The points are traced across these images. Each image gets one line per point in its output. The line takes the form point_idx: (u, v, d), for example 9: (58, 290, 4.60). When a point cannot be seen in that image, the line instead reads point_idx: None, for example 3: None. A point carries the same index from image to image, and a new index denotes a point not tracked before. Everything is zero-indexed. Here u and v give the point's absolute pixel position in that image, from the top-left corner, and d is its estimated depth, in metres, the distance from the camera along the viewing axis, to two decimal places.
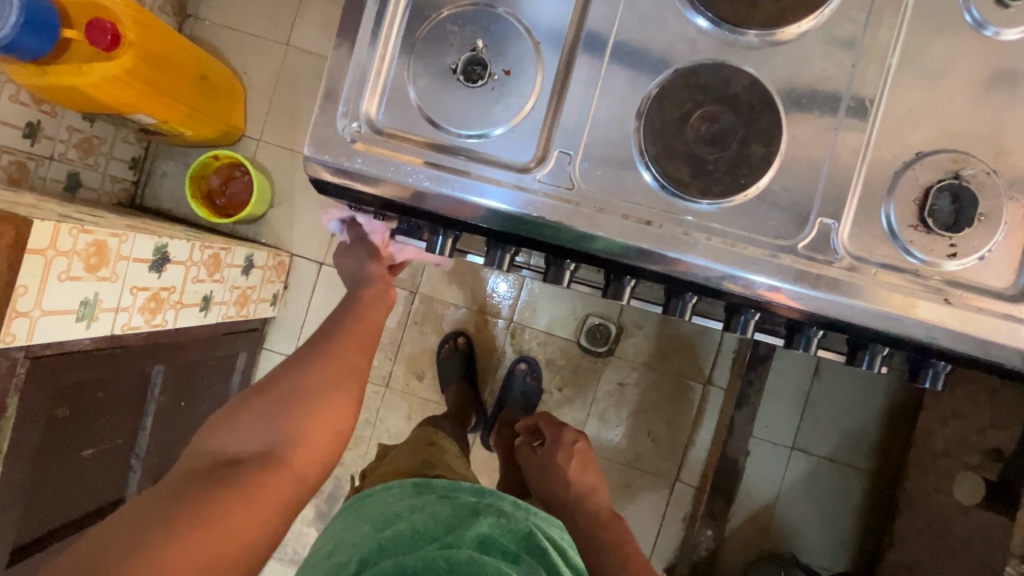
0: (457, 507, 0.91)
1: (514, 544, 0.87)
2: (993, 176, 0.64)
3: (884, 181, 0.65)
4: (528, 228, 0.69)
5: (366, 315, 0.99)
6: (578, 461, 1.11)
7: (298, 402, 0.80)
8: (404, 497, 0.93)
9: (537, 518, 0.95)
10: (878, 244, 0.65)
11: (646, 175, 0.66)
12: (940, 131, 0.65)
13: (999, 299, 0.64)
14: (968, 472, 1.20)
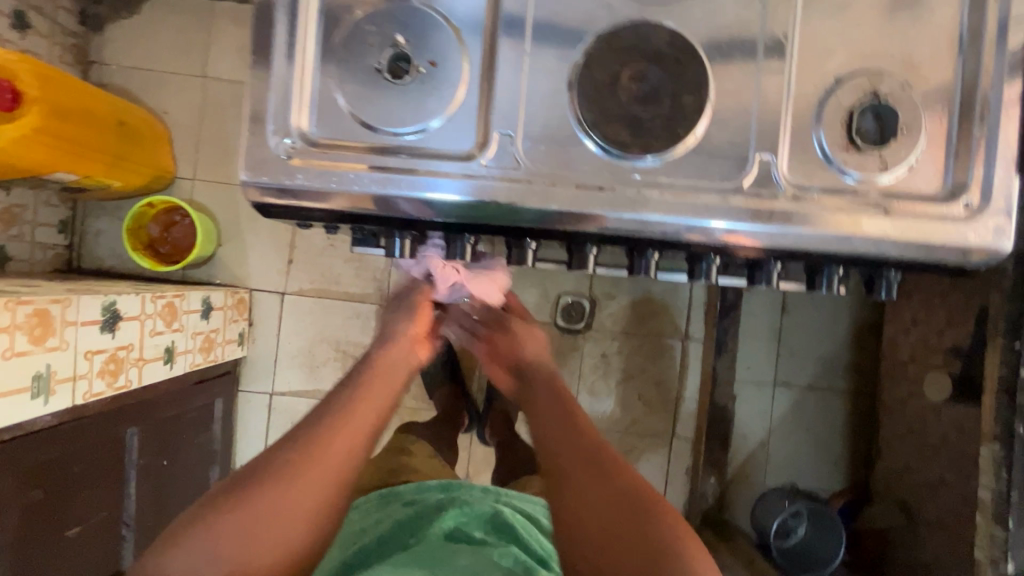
0: (420, 508, 0.97)
1: (481, 526, 0.93)
2: (908, 89, 0.68)
3: (811, 111, 0.68)
4: (487, 216, 0.69)
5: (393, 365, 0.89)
6: (509, 342, 0.97)
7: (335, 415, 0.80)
8: (371, 512, 1.00)
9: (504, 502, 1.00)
10: (817, 171, 0.68)
11: (588, 143, 0.67)
12: (853, 56, 0.68)
13: (933, 202, 0.68)
14: (936, 371, 1.28)
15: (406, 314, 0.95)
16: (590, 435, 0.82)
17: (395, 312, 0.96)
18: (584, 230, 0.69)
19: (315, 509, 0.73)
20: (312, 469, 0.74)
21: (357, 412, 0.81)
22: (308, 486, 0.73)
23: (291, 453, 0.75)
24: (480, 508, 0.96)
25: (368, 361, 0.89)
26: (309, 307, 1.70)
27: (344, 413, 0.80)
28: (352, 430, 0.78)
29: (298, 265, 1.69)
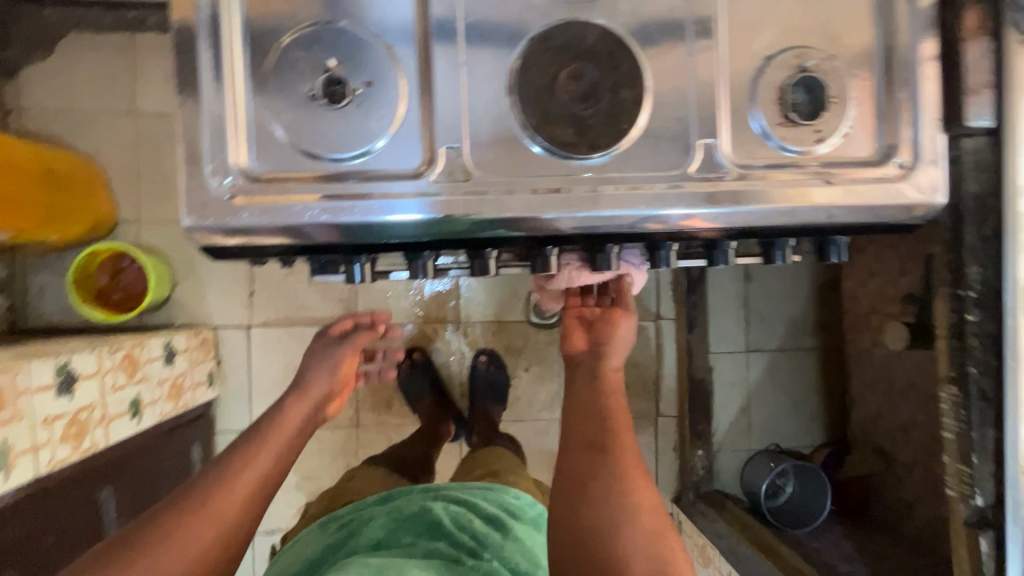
0: (354, 522, 1.12)
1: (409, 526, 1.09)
2: (833, 60, 0.70)
3: (745, 90, 0.70)
4: (450, 232, 0.68)
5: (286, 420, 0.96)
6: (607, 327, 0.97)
7: (233, 461, 0.87)
8: (315, 537, 1.13)
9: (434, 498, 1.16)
10: (758, 148, 0.70)
11: (534, 147, 0.67)
12: (779, 33, 0.70)
13: (869, 165, 0.71)
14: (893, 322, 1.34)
15: (320, 357, 1.08)
16: (618, 416, 0.88)
17: (319, 351, 1.09)
18: (545, 231, 0.69)
19: (197, 560, 0.78)
20: (195, 522, 0.80)
21: (250, 458, 0.87)
22: (196, 530, 0.79)
23: (174, 509, 0.80)
24: (409, 509, 1.12)
25: (271, 416, 0.96)
26: (278, 338, 1.66)
27: (238, 464, 0.86)
28: (241, 485, 0.84)
29: (260, 296, 1.65)
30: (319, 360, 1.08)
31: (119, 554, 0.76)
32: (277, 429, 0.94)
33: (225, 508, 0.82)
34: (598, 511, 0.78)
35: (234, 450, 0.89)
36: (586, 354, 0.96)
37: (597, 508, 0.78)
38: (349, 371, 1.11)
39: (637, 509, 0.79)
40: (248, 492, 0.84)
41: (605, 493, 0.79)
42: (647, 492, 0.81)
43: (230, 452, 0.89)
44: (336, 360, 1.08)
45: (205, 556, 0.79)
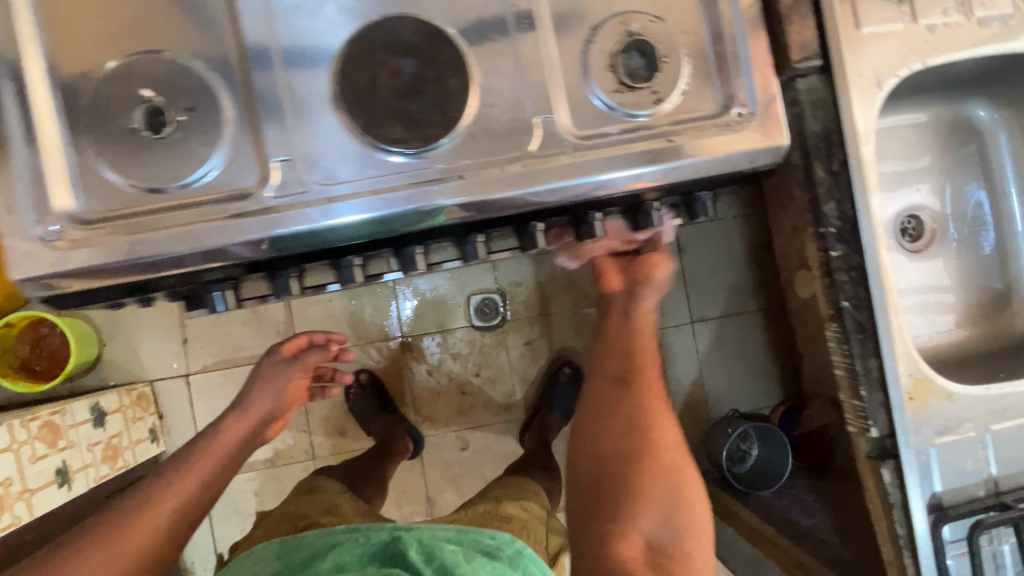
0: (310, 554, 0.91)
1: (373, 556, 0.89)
2: (657, 22, 0.70)
3: (575, 65, 0.70)
4: (388, 228, 0.67)
5: (225, 433, 0.92)
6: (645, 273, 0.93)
7: (165, 479, 0.82)
8: (264, 561, 0.94)
9: (409, 525, 0.95)
10: (601, 119, 0.70)
11: (394, 157, 0.66)
12: (599, 3, 0.70)
13: (712, 118, 0.71)
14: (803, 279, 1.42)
15: (268, 372, 1.02)
16: (646, 356, 0.93)
17: (274, 367, 1.03)
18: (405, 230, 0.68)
19: None
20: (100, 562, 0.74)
21: (182, 478, 0.83)
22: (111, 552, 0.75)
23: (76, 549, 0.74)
24: (378, 535, 0.92)
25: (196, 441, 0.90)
26: (219, 381, 1.62)
27: (149, 499, 0.80)
28: (154, 519, 0.78)
29: (194, 341, 1.61)
30: (274, 382, 1.02)
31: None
32: (201, 455, 0.87)
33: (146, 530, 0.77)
34: (619, 466, 0.84)
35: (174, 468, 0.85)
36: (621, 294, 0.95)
37: (625, 463, 0.84)
38: (296, 390, 1.06)
39: (654, 464, 0.84)
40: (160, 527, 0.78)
41: (631, 433, 0.86)
42: (670, 443, 0.87)
43: (166, 470, 0.85)
44: (284, 380, 1.02)
45: None
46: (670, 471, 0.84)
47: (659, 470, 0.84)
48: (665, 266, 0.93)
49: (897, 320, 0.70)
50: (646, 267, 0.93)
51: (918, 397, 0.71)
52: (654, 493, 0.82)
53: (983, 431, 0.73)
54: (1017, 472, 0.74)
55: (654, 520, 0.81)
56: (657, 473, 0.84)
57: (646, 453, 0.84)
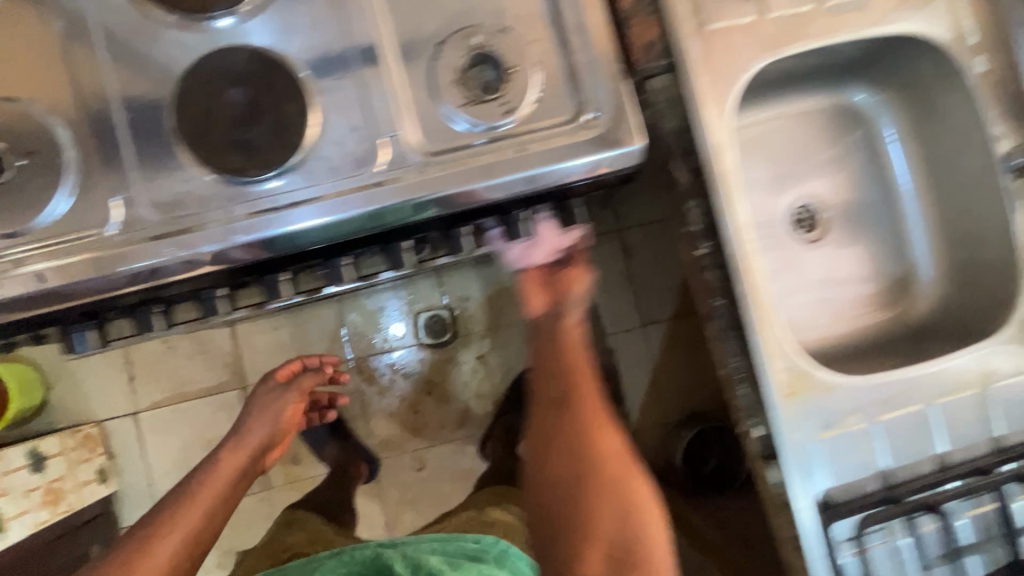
0: None
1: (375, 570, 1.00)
2: (501, 33, 0.70)
3: (424, 82, 0.70)
4: (340, 231, 0.68)
5: (218, 471, 0.94)
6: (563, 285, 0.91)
7: (167, 522, 0.86)
8: None
9: (392, 541, 1.06)
10: (454, 133, 0.70)
11: (273, 183, 0.66)
12: (441, 19, 0.71)
13: (565, 124, 0.70)
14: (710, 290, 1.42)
15: (263, 401, 1.08)
16: (580, 370, 0.93)
17: (270, 395, 1.09)
18: (269, 253, 0.67)
19: None
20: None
21: (181, 520, 0.86)
22: None
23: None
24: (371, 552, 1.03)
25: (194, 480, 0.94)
26: (169, 417, 1.62)
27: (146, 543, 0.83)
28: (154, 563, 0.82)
29: (141, 378, 1.61)
30: (271, 414, 1.07)
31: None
32: (195, 494, 0.90)
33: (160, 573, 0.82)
34: (571, 488, 0.89)
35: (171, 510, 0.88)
36: (546, 316, 0.93)
37: (579, 483, 0.89)
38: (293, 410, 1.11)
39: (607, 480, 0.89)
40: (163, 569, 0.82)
41: (580, 454, 0.90)
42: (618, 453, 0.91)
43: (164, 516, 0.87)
44: (286, 407, 1.10)
45: None
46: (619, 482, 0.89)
47: (612, 483, 0.89)
48: (584, 281, 0.91)
49: (769, 316, 0.69)
50: (564, 282, 0.90)
51: (799, 391, 0.69)
52: (608, 507, 0.88)
53: (870, 422, 0.71)
54: (910, 464, 0.72)
55: (611, 528, 0.88)
56: (608, 488, 0.88)
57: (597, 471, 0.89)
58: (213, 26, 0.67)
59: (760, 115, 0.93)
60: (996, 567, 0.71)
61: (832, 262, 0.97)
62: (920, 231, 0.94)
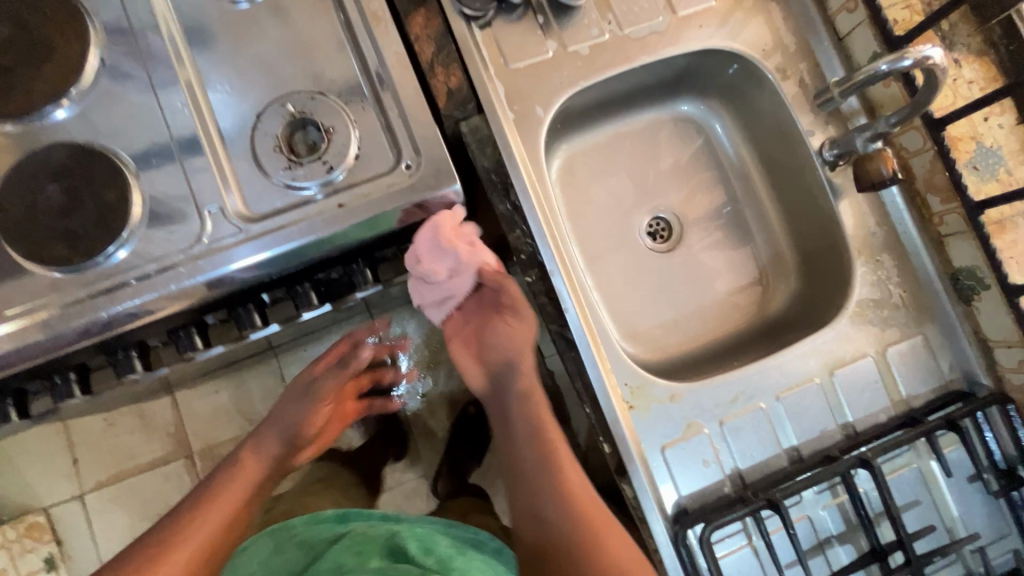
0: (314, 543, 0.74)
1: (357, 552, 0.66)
2: (315, 97, 0.74)
3: (246, 151, 0.74)
4: (290, 258, 0.72)
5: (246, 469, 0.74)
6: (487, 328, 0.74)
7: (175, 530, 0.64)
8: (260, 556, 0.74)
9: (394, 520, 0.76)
10: (279, 197, 0.73)
11: (120, 254, 0.69)
12: (259, 93, 0.75)
13: (384, 173, 0.73)
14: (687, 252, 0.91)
15: (285, 410, 0.81)
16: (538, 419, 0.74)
17: (283, 408, 0.81)
18: (104, 337, 0.69)
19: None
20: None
21: (193, 524, 0.65)
22: None
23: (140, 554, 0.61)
24: (380, 531, 0.71)
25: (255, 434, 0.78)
26: (113, 495, 1.26)
27: (216, 485, 0.71)
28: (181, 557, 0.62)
29: (85, 448, 1.26)
30: (283, 425, 0.79)
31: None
32: (246, 455, 0.75)
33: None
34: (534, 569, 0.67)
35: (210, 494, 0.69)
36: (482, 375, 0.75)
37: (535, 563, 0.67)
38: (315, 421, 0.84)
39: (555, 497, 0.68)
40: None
41: (525, 464, 0.71)
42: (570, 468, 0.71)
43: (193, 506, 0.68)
44: (301, 415, 0.81)
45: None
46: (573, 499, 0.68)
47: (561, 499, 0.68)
48: (508, 325, 0.73)
49: (595, 342, 0.72)
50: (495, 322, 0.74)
51: (638, 404, 0.71)
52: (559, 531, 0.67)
53: (712, 425, 0.72)
54: (760, 462, 0.73)
55: None
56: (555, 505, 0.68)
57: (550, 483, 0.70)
58: (49, 122, 0.72)
59: (574, 147, 0.90)
60: (860, 555, 0.71)
61: (684, 277, 0.90)
62: (768, 229, 0.91)
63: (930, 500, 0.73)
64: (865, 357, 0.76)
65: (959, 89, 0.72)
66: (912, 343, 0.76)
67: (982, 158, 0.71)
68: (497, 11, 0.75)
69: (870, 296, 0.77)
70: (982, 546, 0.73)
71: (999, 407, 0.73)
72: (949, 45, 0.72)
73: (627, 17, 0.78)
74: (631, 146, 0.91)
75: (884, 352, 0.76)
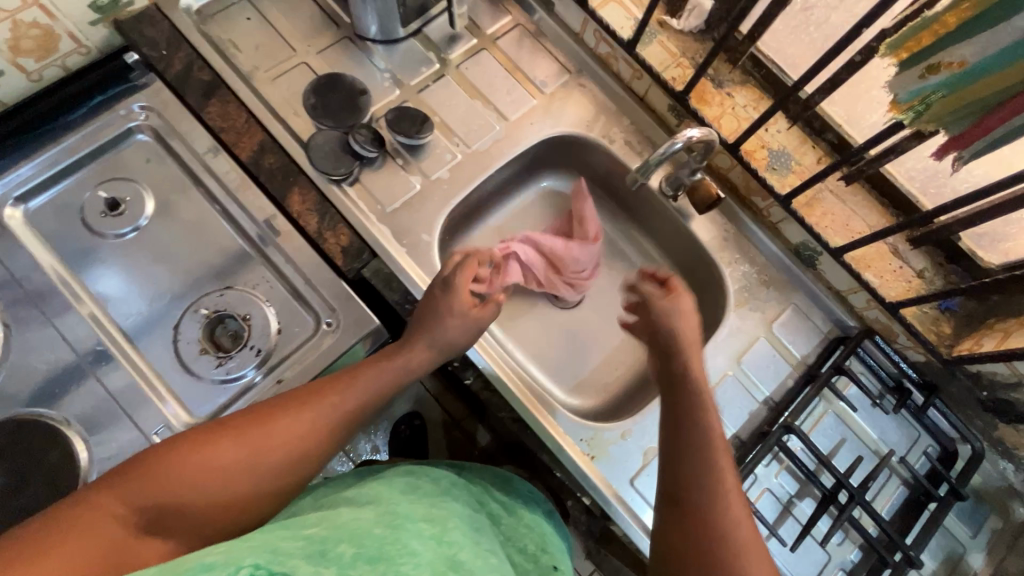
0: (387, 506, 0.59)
1: (402, 525, 0.55)
2: (223, 293, 0.82)
3: (175, 364, 0.79)
4: None
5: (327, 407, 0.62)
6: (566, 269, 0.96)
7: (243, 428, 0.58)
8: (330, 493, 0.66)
9: (464, 484, 0.73)
10: (221, 392, 0.79)
11: None
12: (170, 306, 0.81)
13: (308, 337, 0.81)
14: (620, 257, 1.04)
15: (438, 324, 0.71)
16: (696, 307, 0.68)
17: (438, 324, 0.71)
18: None
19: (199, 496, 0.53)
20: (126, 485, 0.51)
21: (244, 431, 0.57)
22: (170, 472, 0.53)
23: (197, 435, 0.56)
24: (446, 476, 0.72)
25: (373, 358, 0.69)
26: None
27: (295, 400, 0.62)
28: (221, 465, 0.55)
29: None
30: (435, 340, 0.70)
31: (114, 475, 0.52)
32: (344, 382, 0.65)
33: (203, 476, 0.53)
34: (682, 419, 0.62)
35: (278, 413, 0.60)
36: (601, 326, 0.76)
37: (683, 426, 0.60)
38: (459, 335, 0.73)
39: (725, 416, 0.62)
40: (212, 500, 0.54)
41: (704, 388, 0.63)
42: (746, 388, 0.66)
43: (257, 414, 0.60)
44: (450, 334, 0.71)
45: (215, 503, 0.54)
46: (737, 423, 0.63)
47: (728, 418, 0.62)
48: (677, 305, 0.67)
49: (544, 414, 0.80)
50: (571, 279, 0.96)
51: (597, 452, 0.81)
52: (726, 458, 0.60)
53: None
54: None
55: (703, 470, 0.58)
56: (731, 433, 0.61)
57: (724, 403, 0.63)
58: None
59: (469, 244, 0.99)
60: (818, 502, 0.83)
61: (601, 320, 1.00)
62: (651, 255, 1.03)
63: (851, 433, 0.87)
64: (759, 340, 0.90)
65: (738, 113, 0.89)
66: (788, 313, 0.92)
67: (775, 159, 0.88)
68: (361, 166, 0.86)
69: (741, 288, 0.92)
70: (902, 456, 0.86)
71: (870, 341, 0.89)
72: (718, 84, 0.91)
73: (470, 136, 0.91)
74: (518, 225, 1.02)
75: (772, 330, 0.90)
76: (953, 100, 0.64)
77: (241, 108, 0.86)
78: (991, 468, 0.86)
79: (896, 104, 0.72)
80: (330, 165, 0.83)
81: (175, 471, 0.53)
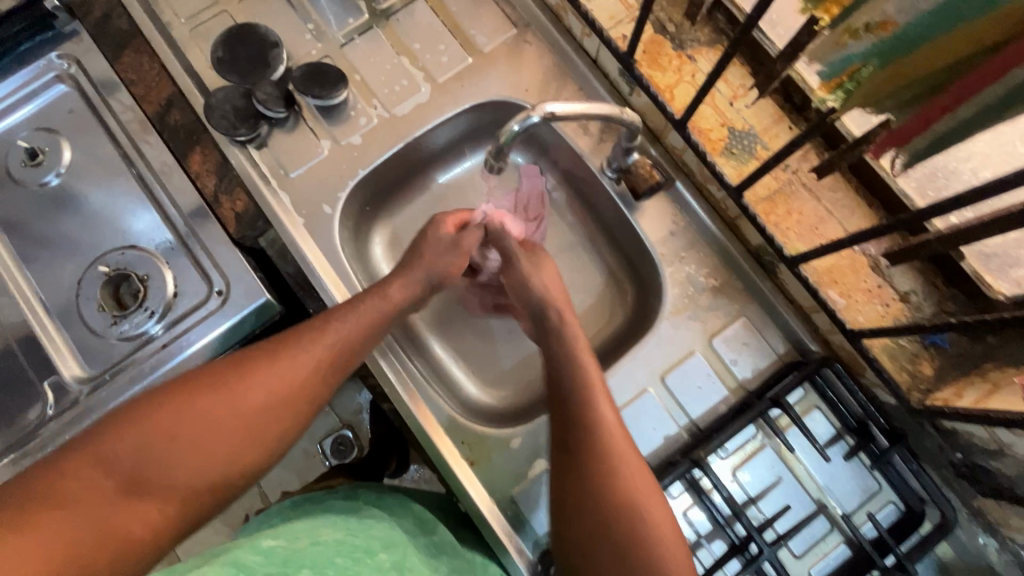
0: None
1: (364, 553, 0.53)
2: (126, 251, 0.81)
3: (79, 317, 0.81)
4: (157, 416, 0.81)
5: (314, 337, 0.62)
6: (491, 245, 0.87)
7: (251, 369, 0.58)
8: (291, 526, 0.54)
9: (398, 497, 0.70)
10: (111, 352, 0.79)
11: None
12: (81, 259, 0.82)
13: (200, 304, 0.79)
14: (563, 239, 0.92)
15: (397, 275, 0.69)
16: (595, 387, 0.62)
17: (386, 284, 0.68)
18: None
19: (245, 428, 0.56)
20: (140, 449, 0.51)
21: (253, 369, 0.58)
22: (197, 421, 0.54)
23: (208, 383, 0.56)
24: (393, 498, 0.69)
25: (361, 294, 0.67)
26: None
27: (291, 344, 0.61)
28: (251, 394, 0.57)
29: None
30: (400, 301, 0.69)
31: (145, 421, 0.53)
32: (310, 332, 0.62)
33: (247, 420, 0.56)
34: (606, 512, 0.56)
35: (279, 349, 0.60)
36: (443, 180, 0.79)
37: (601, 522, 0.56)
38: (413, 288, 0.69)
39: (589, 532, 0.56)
40: (248, 423, 0.56)
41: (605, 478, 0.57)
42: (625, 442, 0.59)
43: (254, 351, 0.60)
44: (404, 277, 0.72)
45: (257, 429, 0.56)
46: (635, 510, 0.56)
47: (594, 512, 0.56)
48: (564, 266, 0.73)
49: (426, 416, 0.75)
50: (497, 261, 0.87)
51: (478, 459, 0.76)
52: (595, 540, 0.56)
53: None
54: None
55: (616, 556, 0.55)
56: (614, 523, 0.55)
57: (606, 507, 0.56)
58: None
59: (398, 219, 0.92)
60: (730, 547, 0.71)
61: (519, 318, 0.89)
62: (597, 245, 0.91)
63: (789, 475, 0.73)
64: (693, 355, 0.77)
65: (697, 82, 0.74)
66: (736, 326, 0.77)
67: (737, 142, 0.72)
68: (269, 127, 0.81)
69: (681, 293, 0.78)
70: (847, 511, 0.72)
71: (830, 370, 0.72)
72: (680, 43, 0.75)
73: (391, 98, 0.83)
74: (456, 200, 0.93)
75: (710, 344, 0.77)
76: (890, 76, 0.52)
77: (155, 60, 0.83)
78: (965, 539, 0.70)
79: (826, 82, 0.60)
80: (232, 124, 0.78)
81: (195, 419, 0.54)
